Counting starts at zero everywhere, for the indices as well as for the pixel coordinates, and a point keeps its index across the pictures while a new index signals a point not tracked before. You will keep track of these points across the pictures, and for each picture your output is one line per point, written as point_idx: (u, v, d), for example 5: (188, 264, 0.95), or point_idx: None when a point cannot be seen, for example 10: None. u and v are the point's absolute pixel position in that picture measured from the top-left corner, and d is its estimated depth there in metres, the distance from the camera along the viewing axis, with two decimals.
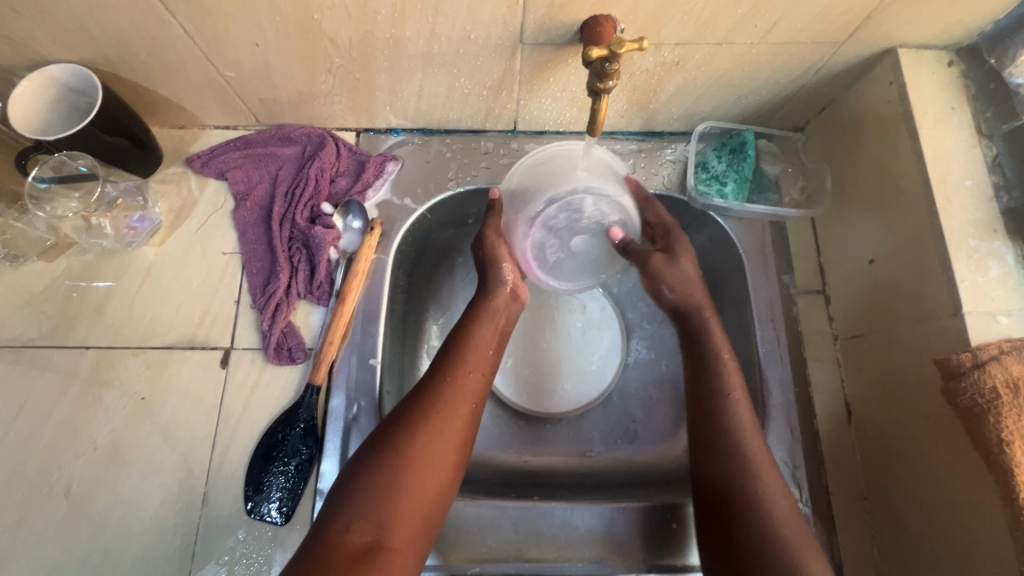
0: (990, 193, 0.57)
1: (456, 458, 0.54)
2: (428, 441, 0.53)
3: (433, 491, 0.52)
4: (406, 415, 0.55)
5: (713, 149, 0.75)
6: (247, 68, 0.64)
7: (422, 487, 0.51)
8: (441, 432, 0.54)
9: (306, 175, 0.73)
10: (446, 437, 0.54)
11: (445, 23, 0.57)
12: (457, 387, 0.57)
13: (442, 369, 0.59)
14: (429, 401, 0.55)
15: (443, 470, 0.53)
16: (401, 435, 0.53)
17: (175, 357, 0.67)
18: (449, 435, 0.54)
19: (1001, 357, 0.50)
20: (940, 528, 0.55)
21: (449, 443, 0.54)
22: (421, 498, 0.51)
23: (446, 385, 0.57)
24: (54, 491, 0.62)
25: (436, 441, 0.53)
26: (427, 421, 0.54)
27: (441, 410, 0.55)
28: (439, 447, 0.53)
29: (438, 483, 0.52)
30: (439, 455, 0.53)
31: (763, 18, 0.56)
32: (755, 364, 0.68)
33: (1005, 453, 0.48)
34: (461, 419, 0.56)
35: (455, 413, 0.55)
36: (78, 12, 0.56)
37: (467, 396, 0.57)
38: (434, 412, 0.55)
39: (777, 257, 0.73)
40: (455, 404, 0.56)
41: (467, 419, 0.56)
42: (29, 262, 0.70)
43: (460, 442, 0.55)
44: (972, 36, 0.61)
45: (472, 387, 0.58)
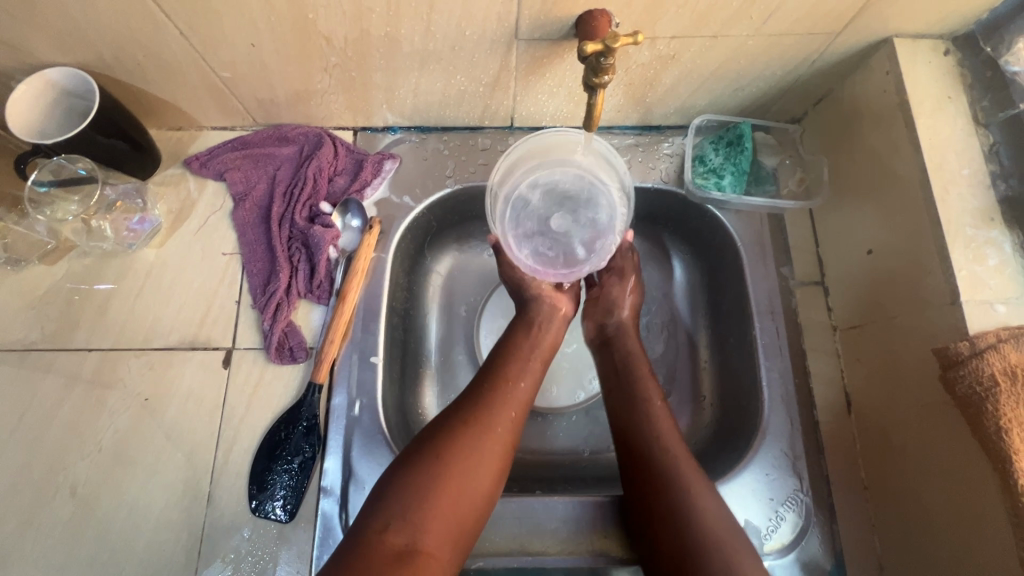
0: (987, 181, 0.58)
1: (499, 465, 0.55)
2: (470, 446, 0.54)
3: (475, 497, 0.52)
4: (447, 423, 0.55)
5: (710, 142, 0.75)
6: (243, 68, 0.64)
7: (466, 490, 0.52)
8: (489, 439, 0.55)
9: (304, 175, 0.73)
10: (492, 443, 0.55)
11: (440, 21, 0.57)
12: (504, 396, 0.58)
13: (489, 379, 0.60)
14: (470, 411, 0.56)
15: (485, 477, 0.53)
16: (445, 438, 0.54)
17: (177, 357, 0.68)
18: (491, 444, 0.54)
19: (999, 346, 0.50)
20: (940, 517, 0.55)
21: (491, 452, 0.54)
22: (464, 503, 0.51)
23: (493, 395, 0.58)
24: (60, 492, 0.63)
25: (482, 448, 0.54)
26: (473, 427, 0.55)
27: (488, 418, 0.56)
28: (484, 453, 0.54)
29: (480, 488, 0.53)
30: (485, 461, 0.54)
31: (758, 10, 0.56)
32: (755, 357, 0.68)
33: (1003, 441, 0.48)
34: (508, 428, 0.57)
35: (498, 424, 0.56)
36: (74, 16, 0.56)
37: (512, 407, 0.58)
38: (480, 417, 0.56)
39: (775, 249, 0.73)
40: (503, 414, 0.57)
41: (510, 429, 0.57)
42: (30, 266, 0.70)
43: (505, 451, 0.55)
44: (967, 25, 0.61)
45: (518, 397, 0.59)
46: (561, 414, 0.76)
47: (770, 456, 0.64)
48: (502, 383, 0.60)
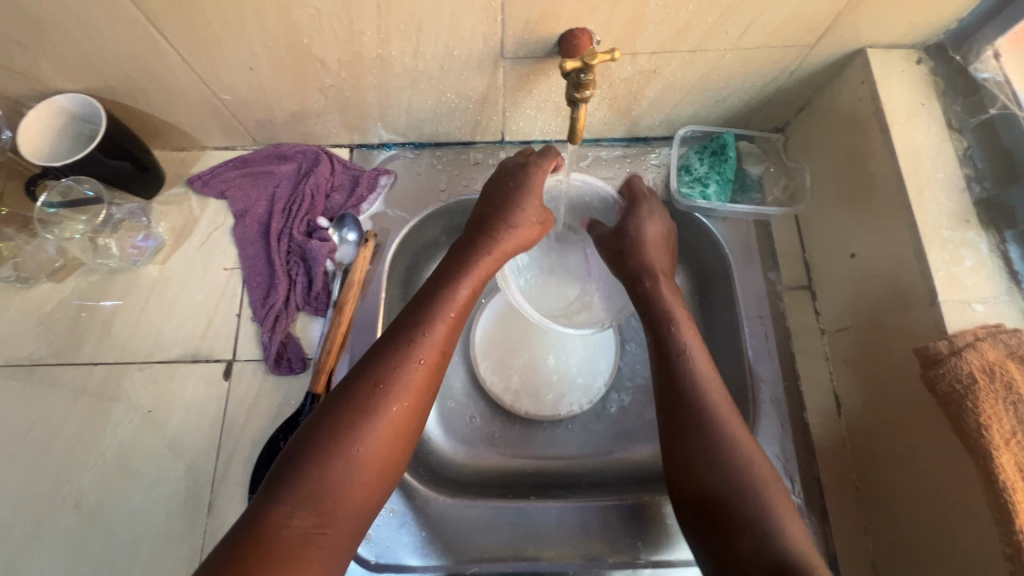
0: (962, 184, 0.59)
1: (400, 438, 0.52)
2: (372, 423, 0.50)
3: (376, 474, 0.50)
4: (351, 399, 0.51)
5: (696, 152, 0.77)
6: (242, 90, 0.67)
7: (366, 472, 0.49)
8: (396, 419, 0.51)
9: (302, 192, 0.76)
10: (393, 422, 0.51)
11: (429, 42, 0.60)
12: (412, 375, 0.53)
13: (406, 344, 0.54)
14: (374, 382, 0.52)
15: (386, 449, 0.51)
16: (356, 417, 0.50)
17: (180, 369, 0.70)
18: (392, 421, 0.51)
19: (976, 344, 0.51)
20: (929, 513, 0.56)
21: (393, 428, 0.51)
22: (363, 483, 0.49)
23: (413, 373, 0.53)
24: (65, 503, 0.64)
25: (388, 428, 0.51)
26: (386, 407, 0.51)
27: (398, 398, 0.52)
28: (388, 432, 0.51)
29: (383, 465, 0.50)
30: (384, 443, 0.51)
31: (732, 25, 0.59)
32: (744, 361, 0.70)
33: (983, 437, 0.49)
34: (413, 404, 0.53)
35: (401, 398, 0.52)
36: (82, 45, 0.59)
37: (424, 384, 0.54)
38: (389, 394, 0.52)
39: (762, 255, 0.75)
40: (416, 391, 0.53)
41: (416, 399, 0.53)
42: (39, 284, 0.73)
43: (407, 429, 0.52)
44: (938, 35, 0.64)
45: (431, 371, 0.55)
46: (556, 422, 0.77)
47: None
48: (427, 355, 0.55)
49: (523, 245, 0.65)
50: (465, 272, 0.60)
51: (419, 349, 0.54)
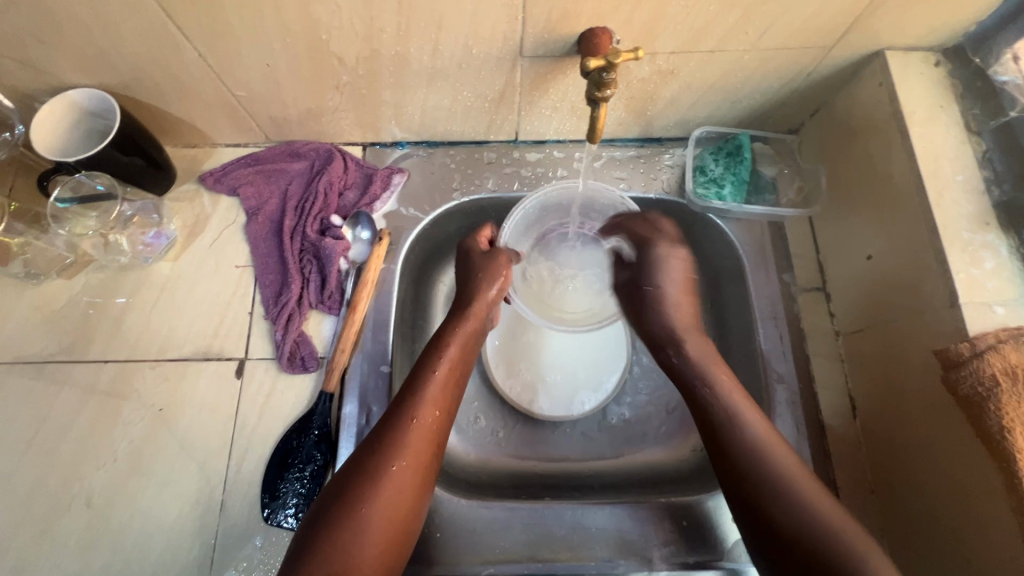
0: (981, 187, 0.59)
1: (416, 496, 0.52)
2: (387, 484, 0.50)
3: (391, 534, 0.50)
4: (369, 459, 0.51)
5: (711, 153, 0.77)
6: (258, 87, 0.67)
7: (378, 535, 0.49)
8: (400, 478, 0.51)
9: (315, 189, 0.75)
10: (407, 478, 0.51)
11: (448, 39, 0.60)
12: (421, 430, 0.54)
13: (406, 403, 0.55)
14: (387, 440, 0.52)
15: (403, 506, 0.51)
16: (366, 478, 0.50)
17: (192, 367, 0.69)
18: (407, 476, 0.51)
19: (999, 346, 0.51)
20: (949, 515, 0.55)
21: (408, 484, 0.51)
22: (377, 545, 0.49)
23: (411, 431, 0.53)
24: (75, 502, 0.64)
25: (394, 487, 0.51)
26: (387, 468, 0.51)
27: (399, 456, 0.52)
28: (395, 491, 0.50)
29: (396, 523, 0.50)
30: (400, 502, 0.51)
31: (753, 26, 0.58)
32: (759, 362, 0.69)
33: (1006, 440, 0.48)
34: (422, 458, 0.53)
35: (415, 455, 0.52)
36: (98, 40, 0.59)
37: (426, 438, 0.54)
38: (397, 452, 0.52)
39: (776, 256, 0.74)
40: (416, 448, 0.53)
41: (429, 456, 0.54)
42: (49, 280, 0.72)
43: (417, 486, 0.52)
44: (956, 38, 0.64)
45: (430, 427, 0.55)
46: (567, 421, 0.77)
47: None
48: (427, 412, 0.55)
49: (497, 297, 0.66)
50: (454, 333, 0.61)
51: (418, 406, 0.55)
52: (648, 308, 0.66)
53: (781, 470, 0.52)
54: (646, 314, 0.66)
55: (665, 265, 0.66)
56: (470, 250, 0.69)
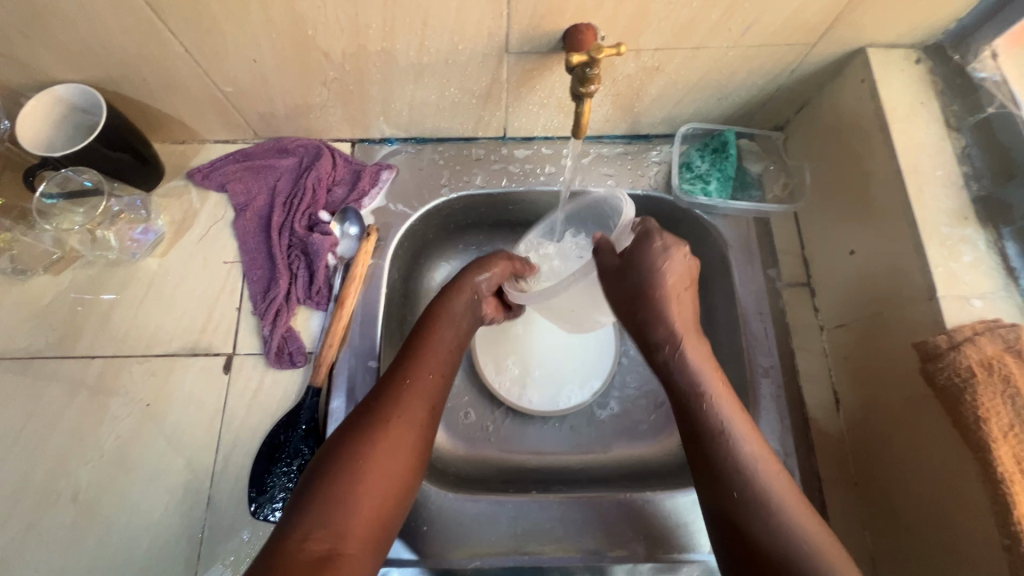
0: (961, 182, 0.60)
1: (414, 456, 0.52)
2: (384, 442, 0.51)
3: (389, 491, 0.50)
4: (364, 420, 0.52)
5: (697, 150, 0.78)
6: (245, 83, 0.67)
7: (375, 490, 0.49)
8: (398, 434, 0.52)
9: (303, 185, 0.76)
10: (401, 437, 0.52)
11: (434, 35, 0.60)
12: (414, 391, 0.55)
13: (401, 368, 0.57)
14: (383, 402, 0.53)
15: (399, 465, 0.51)
16: (361, 437, 0.51)
17: (179, 363, 0.69)
18: (402, 435, 0.52)
19: (975, 338, 0.52)
20: (929, 505, 0.56)
21: (404, 443, 0.52)
22: (373, 501, 0.49)
23: (407, 391, 0.55)
24: (62, 497, 0.64)
25: (392, 442, 0.51)
26: (386, 424, 0.52)
27: (397, 414, 0.53)
28: (394, 447, 0.51)
29: (393, 483, 0.50)
30: (396, 461, 0.51)
31: (736, 22, 0.59)
32: (744, 356, 0.70)
33: (982, 430, 0.49)
34: (417, 420, 0.54)
35: (411, 414, 0.53)
36: (84, 35, 0.59)
37: (421, 400, 0.55)
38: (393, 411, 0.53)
39: (762, 252, 0.75)
40: (414, 407, 0.54)
41: (425, 416, 0.54)
42: (35, 276, 0.72)
43: (416, 445, 0.53)
44: (936, 35, 0.64)
45: (426, 391, 0.56)
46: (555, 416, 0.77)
47: None
48: (421, 376, 0.56)
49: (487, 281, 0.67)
50: (447, 307, 0.64)
51: (412, 370, 0.56)
52: (643, 297, 0.56)
53: (745, 477, 0.52)
54: (625, 305, 0.56)
55: (650, 255, 0.56)
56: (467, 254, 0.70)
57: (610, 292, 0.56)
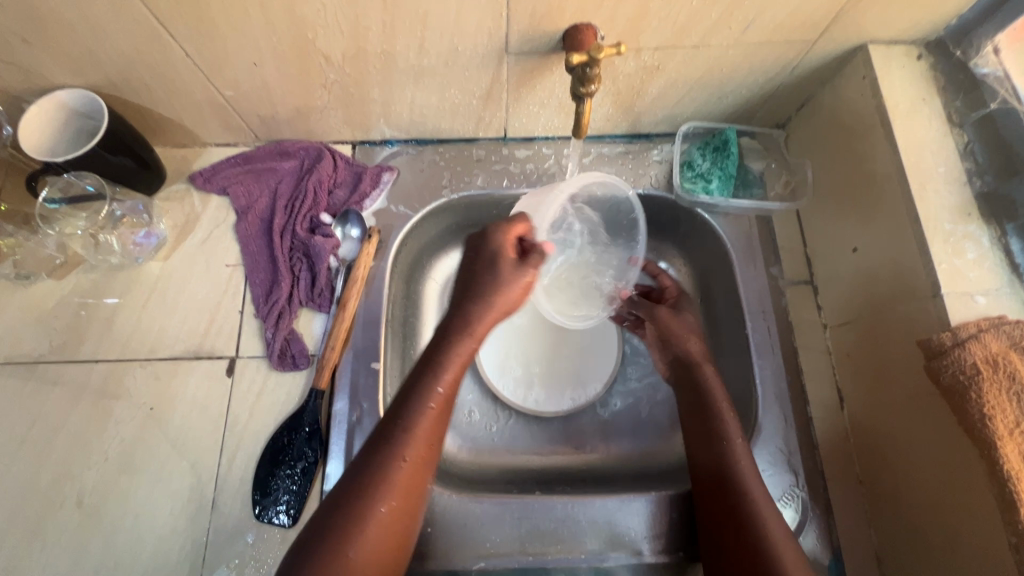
0: (963, 178, 0.60)
1: (403, 532, 0.52)
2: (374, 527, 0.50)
3: (380, 569, 0.50)
4: (356, 506, 0.50)
5: (698, 148, 0.77)
6: (246, 86, 0.67)
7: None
8: (388, 518, 0.51)
9: (304, 188, 0.76)
10: (393, 520, 0.51)
11: (433, 37, 0.60)
12: (410, 471, 0.52)
13: (393, 443, 0.52)
14: (374, 486, 0.51)
15: (389, 546, 0.51)
16: (352, 524, 0.49)
17: (183, 366, 0.69)
18: (395, 517, 0.51)
19: (980, 335, 0.51)
20: (934, 503, 0.56)
21: (395, 524, 0.51)
22: None
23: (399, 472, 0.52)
24: (67, 501, 0.64)
25: (380, 527, 0.50)
26: (373, 508, 0.50)
27: (388, 497, 0.51)
28: (382, 533, 0.50)
29: (384, 559, 0.50)
30: (386, 544, 0.50)
31: (736, 20, 0.59)
32: (748, 355, 0.70)
33: (987, 427, 0.49)
34: (408, 497, 0.52)
35: (405, 493, 0.52)
36: (84, 39, 0.59)
37: (415, 477, 0.53)
38: (385, 494, 0.51)
39: (764, 250, 0.75)
40: (405, 486, 0.52)
41: (416, 493, 0.53)
42: (39, 281, 0.72)
43: (404, 522, 0.52)
44: (938, 31, 0.64)
45: (420, 466, 0.53)
46: (557, 416, 0.77)
47: (765, 454, 0.65)
48: (415, 450, 0.53)
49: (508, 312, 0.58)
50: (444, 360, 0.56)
51: (406, 446, 0.52)
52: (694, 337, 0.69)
53: (735, 474, 0.57)
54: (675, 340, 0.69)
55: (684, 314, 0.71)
56: (497, 256, 0.58)
57: (670, 329, 0.69)
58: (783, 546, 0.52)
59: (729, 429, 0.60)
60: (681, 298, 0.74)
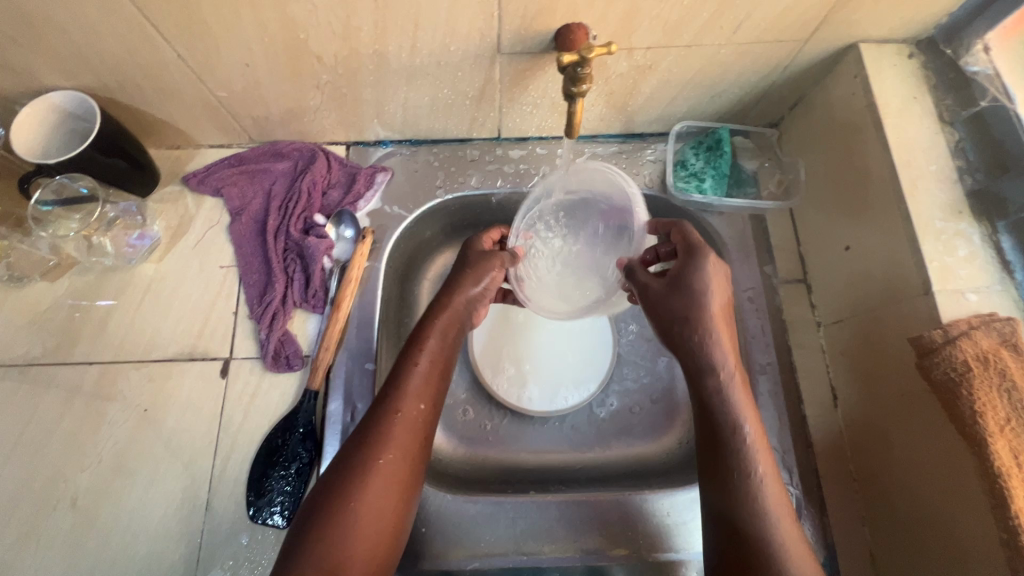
0: (954, 176, 0.60)
1: (409, 483, 0.52)
2: (376, 476, 0.50)
3: (384, 524, 0.49)
4: (355, 458, 0.50)
5: (691, 147, 0.77)
6: (238, 87, 0.67)
7: (368, 527, 0.48)
8: (388, 468, 0.51)
9: (298, 189, 0.76)
10: (394, 468, 0.51)
11: (425, 37, 0.60)
12: (404, 421, 0.53)
13: (387, 398, 0.54)
14: (371, 436, 0.52)
15: (393, 495, 0.50)
16: (352, 473, 0.50)
17: (177, 368, 0.69)
18: (395, 466, 0.51)
19: (971, 332, 0.52)
20: (926, 500, 0.56)
21: (397, 472, 0.51)
22: (368, 535, 0.48)
23: (397, 423, 0.53)
24: (61, 503, 0.64)
25: (382, 476, 0.50)
26: (372, 459, 0.50)
27: (384, 448, 0.51)
28: (385, 481, 0.50)
29: (389, 512, 0.50)
30: (388, 493, 0.50)
31: (727, 20, 0.59)
32: (742, 353, 0.70)
33: (978, 424, 0.49)
34: (408, 449, 0.52)
35: (403, 442, 0.52)
36: (76, 41, 0.59)
37: (412, 429, 0.53)
38: (383, 443, 0.51)
39: (757, 249, 0.75)
40: (401, 438, 0.52)
41: (414, 444, 0.53)
42: (32, 283, 0.72)
43: (405, 475, 0.51)
44: (929, 29, 0.64)
45: (416, 419, 0.54)
46: (552, 416, 0.77)
47: None
48: (410, 403, 0.54)
49: (479, 296, 0.63)
50: (428, 325, 0.59)
51: (400, 398, 0.54)
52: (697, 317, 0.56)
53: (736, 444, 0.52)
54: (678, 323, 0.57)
55: (693, 287, 0.57)
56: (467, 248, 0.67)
57: (663, 308, 0.58)
58: (779, 521, 0.49)
59: (733, 400, 0.54)
60: (689, 266, 0.58)
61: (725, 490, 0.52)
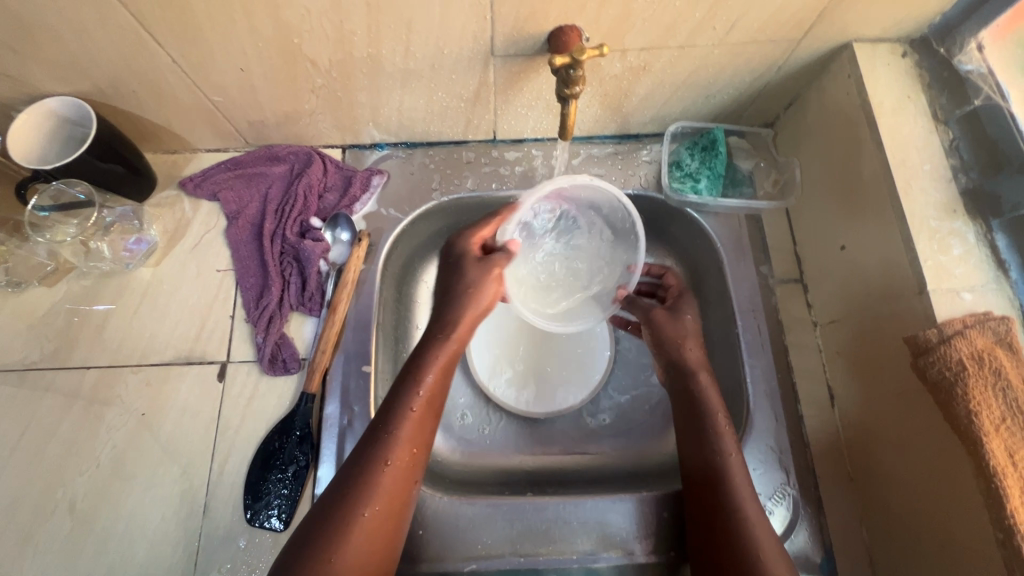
0: (948, 175, 0.60)
1: (391, 533, 0.52)
2: (360, 530, 0.50)
3: (367, 569, 0.50)
4: (340, 510, 0.50)
5: (686, 148, 0.77)
6: (234, 92, 0.67)
7: None
8: (373, 521, 0.51)
9: (294, 192, 0.76)
10: (379, 520, 0.51)
11: (419, 40, 0.60)
12: (392, 473, 0.53)
13: (375, 448, 0.53)
14: (358, 489, 0.51)
15: (376, 546, 0.50)
16: (337, 526, 0.49)
17: (174, 372, 0.69)
18: (380, 518, 0.51)
19: (965, 332, 0.51)
20: (923, 502, 0.56)
21: (381, 525, 0.51)
22: None
23: (383, 474, 0.52)
24: (59, 509, 0.64)
25: (365, 532, 0.50)
26: (357, 512, 0.50)
27: (371, 501, 0.51)
28: (368, 536, 0.50)
29: (371, 563, 0.50)
30: (372, 544, 0.50)
31: (720, 21, 0.59)
32: (738, 353, 0.70)
33: (973, 424, 0.49)
34: (394, 501, 0.52)
35: (390, 493, 0.52)
36: (72, 48, 0.59)
37: (401, 480, 0.53)
38: (369, 497, 0.51)
39: (753, 249, 0.75)
40: (389, 490, 0.52)
41: (402, 492, 0.53)
42: (30, 288, 0.72)
43: (389, 526, 0.52)
44: (922, 28, 0.64)
45: (405, 471, 0.54)
46: (550, 417, 0.77)
47: (756, 453, 0.65)
48: (399, 454, 0.54)
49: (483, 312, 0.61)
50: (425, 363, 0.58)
51: (390, 450, 0.53)
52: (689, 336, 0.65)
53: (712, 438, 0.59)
54: (673, 344, 0.65)
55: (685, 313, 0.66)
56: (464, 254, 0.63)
57: (664, 333, 0.66)
58: (751, 512, 0.55)
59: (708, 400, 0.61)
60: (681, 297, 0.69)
61: (702, 482, 0.58)
